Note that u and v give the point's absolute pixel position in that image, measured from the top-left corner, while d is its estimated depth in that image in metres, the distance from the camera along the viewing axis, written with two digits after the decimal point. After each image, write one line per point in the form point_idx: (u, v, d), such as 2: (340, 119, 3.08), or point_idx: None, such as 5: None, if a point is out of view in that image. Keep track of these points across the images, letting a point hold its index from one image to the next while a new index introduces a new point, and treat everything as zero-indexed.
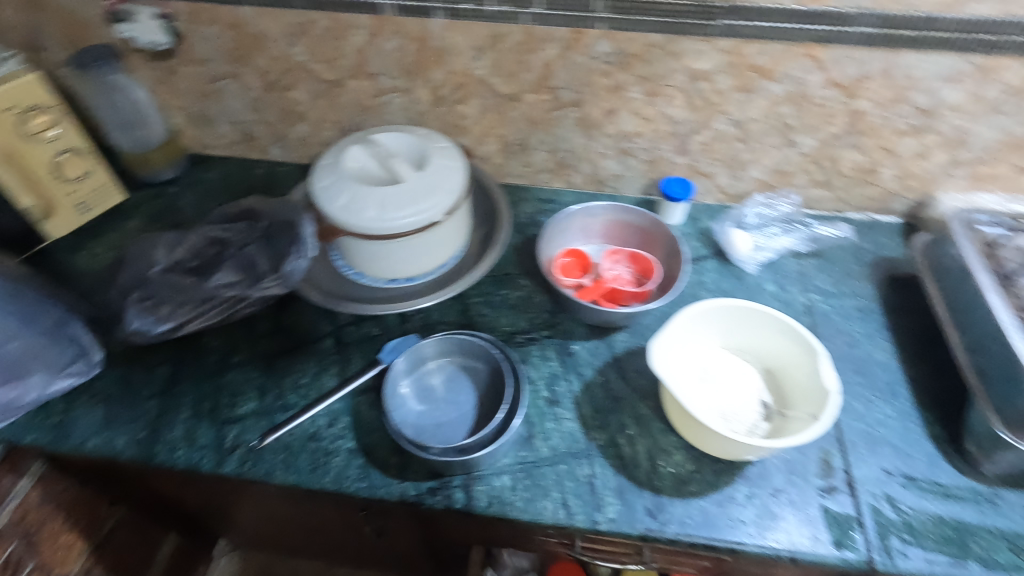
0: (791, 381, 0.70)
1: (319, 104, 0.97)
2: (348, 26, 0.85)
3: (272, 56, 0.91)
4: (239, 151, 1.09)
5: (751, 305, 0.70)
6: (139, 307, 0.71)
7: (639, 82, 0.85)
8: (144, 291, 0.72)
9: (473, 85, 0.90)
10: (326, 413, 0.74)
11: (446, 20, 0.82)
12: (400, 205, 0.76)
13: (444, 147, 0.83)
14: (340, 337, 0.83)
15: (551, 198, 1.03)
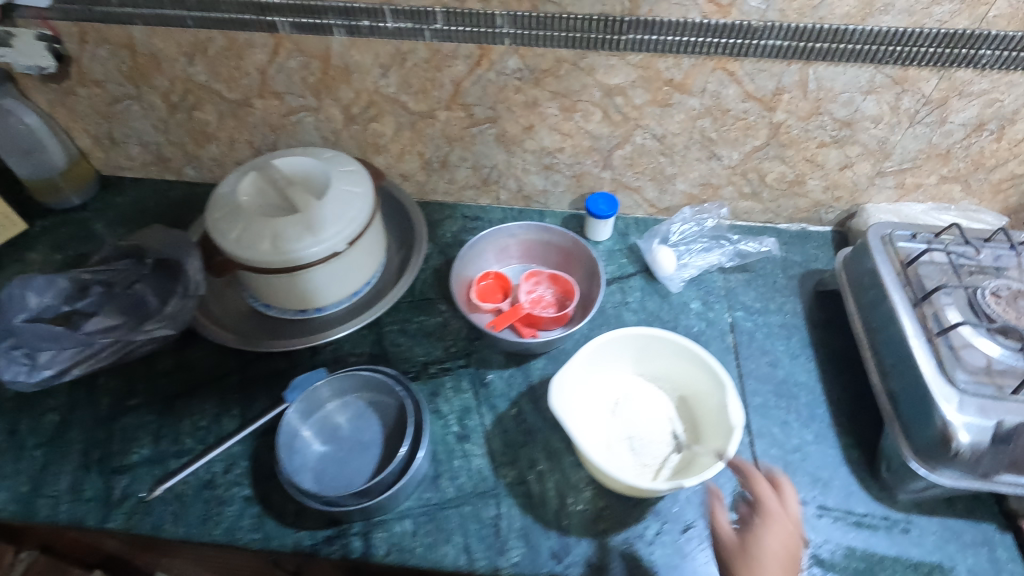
0: (704, 409, 0.68)
1: (229, 124, 0.93)
2: (245, 45, 0.81)
3: (171, 77, 0.87)
4: (153, 173, 1.05)
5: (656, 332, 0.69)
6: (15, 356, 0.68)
7: (553, 97, 0.82)
8: (15, 339, 0.68)
9: (384, 103, 0.86)
10: (224, 458, 0.71)
11: (347, 37, 0.78)
12: (295, 236, 0.72)
13: (348, 170, 0.79)
14: (245, 373, 0.79)
15: (477, 215, 1.00)
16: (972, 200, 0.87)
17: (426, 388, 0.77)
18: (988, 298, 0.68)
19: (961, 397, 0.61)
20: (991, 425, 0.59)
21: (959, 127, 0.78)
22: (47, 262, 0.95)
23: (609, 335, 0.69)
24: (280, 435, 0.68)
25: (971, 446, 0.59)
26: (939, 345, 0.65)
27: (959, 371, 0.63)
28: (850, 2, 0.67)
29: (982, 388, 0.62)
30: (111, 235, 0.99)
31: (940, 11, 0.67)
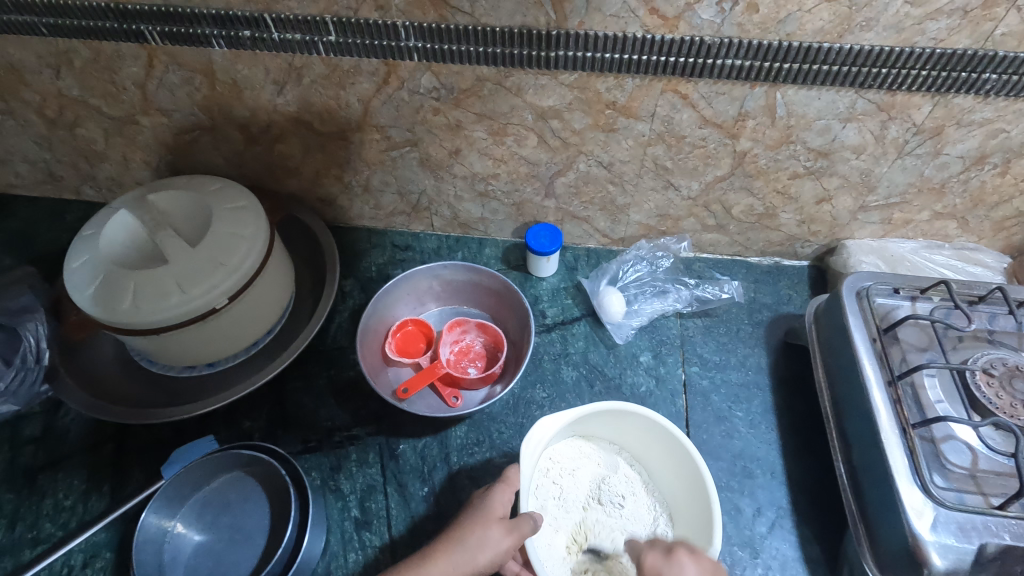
0: (685, 506, 0.64)
1: (118, 142, 0.80)
2: (114, 56, 0.68)
3: (41, 91, 0.74)
4: (48, 192, 0.92)
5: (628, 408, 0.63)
6: None
7: (478, 119, 0.69)
8: None
9: (287, 123, 0.73)
10: (86, 547, 0.62)
11: (229, 50, 0.65)
12: (161, 293, 0.61)
13: (235, 208, 0.67)
14: (122, 440, 0.69)
15: (408, 243, 0.87)
16: (969, 238, 0.76)
17: (327, 461, 0.68)
18: (978, 378, 0.58)
19: (936, 511, 0.51)
20: (971, 549, 0.49)
21: (956, 160, 0.66)
22: None
23: (577, 411, 0.63)
24: (139, 533, 0.59)
25: (947, 571, 0.49)
26: (914, 437, 0.55)
27: (937, 473, 0.54)
28: (824, 16, 0.54)
29: (965, 497, 0.53)
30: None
31: (936, 27, 0.54)
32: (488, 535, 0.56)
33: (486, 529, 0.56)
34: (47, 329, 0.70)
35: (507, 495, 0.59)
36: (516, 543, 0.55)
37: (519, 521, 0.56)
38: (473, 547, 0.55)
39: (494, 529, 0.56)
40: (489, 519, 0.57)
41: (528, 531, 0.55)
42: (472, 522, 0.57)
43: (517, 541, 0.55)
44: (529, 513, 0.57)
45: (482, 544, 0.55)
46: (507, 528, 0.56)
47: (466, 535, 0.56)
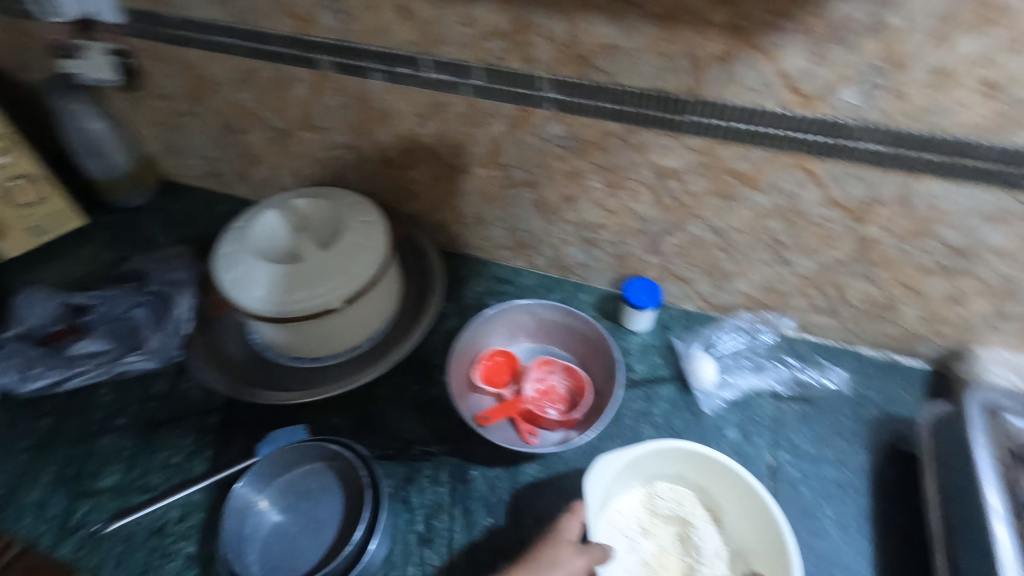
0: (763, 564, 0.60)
1: (275, 150, 0.91)
2: (290, 78, 0.78)
3: (224, 99, 0.86)
4: (208, 184, 1.05)
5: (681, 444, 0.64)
6: (9, 365, 0.75)
7: (597, 171, 0.72)
8: (15, 354, 0.75)
9: (421, 152, 0.80)
10: (183, 504, 0.69)
11: (385, 83, 0.73)
12: (291, 288, 0.68)
13: (364, 222, 0.73)
14: (229, 414, 0.76)
15: (508, 277, 0.91)
16: None
17: (401, 471, 0.70)
18: None
19: None
20: None
21: None
22: (93, 260, 0.98)
23: (643, 447, 0.63)
24: (229, 502, 0.65)
25: None
26: None
27: None
28: (980, 111, 0.52)
29: None
30: (158, 241, 1.01)
31: None
32: (559, 555, 0.55)
33: (556, 550, 0.56)
34: (194, 302, 0.81)
35: (575, 524, 0.58)
36: (588, 565, 0.55)
37: (591, 546, 0.57)
38: (546, 567, 0.55)
39: (564, 550, 0.56)
40: (558, 541, 0.57)
41: (600, 558, 0.56)
42: (542, 547, 0.57)
43: (588, 564, 0.55)
44: (599, 542, 0.58)
45: (554, 564, 0.55)
46: (579, 550, 0.56)
47: (538, 556, 0.56)
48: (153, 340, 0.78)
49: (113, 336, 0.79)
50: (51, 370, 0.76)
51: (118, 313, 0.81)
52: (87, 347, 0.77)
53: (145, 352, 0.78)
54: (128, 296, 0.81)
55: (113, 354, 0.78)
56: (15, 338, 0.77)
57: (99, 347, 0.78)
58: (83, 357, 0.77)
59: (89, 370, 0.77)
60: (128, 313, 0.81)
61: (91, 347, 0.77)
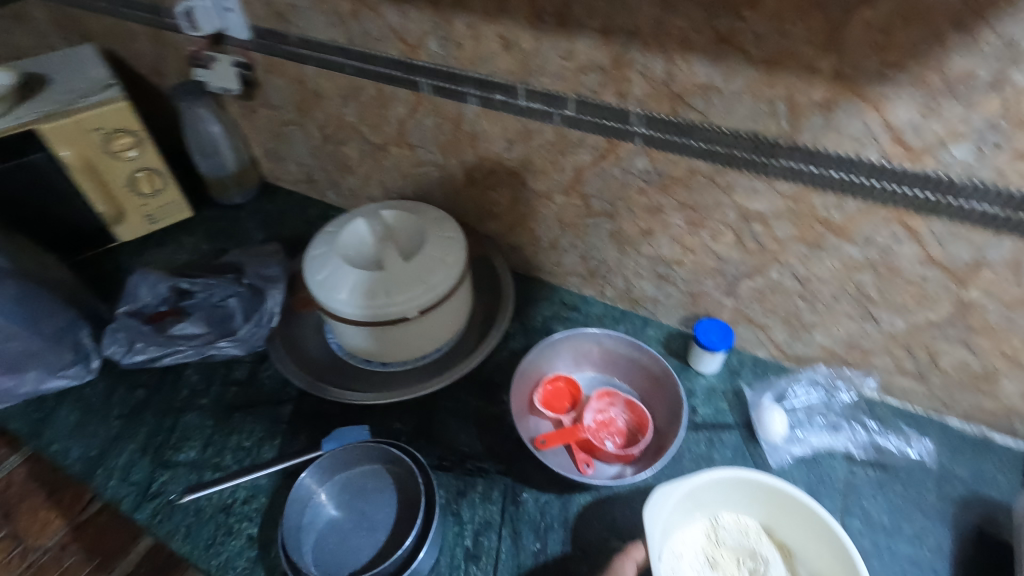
0: None
1: (367, 162, 0.97)
2: (391, 97, 0.84)
3: (328, 113, 0.93)
4: (302, 189, 1.13)
5: (745, 473, 0.62)
6: (117, 338, 0.81)
7: (679, 207, 0.72)
8: (123, 329, 0.82)
9: (505, 175, 0.83)
10: (250, 487, 0.72)
11: (479, 107, 0.76)
12: (371, 293, 0.71)
13: (445, 236, 0.76)
14: (299, 406, 0.80)
15: (576, 303, 0.91)
16: None
17: (455, 483, 0.71)
18: None
19: None
20: None
21: None
22: (194, 249, 1.06)
23: (706, 477, 0.61)
24: (295, 490, 0.67)
25: None
26: None
27: None
28: None
29: None
30: (252, 237, 1.09)
31: None
32: None
33: None
34: (282, 297, 0.84)
35: (627, 566, 0.58)
36: None
37: None
38: None
39: None
40: None
41: None
42: None
43: None
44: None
45: None
46: None
47: None
48: (243, 331, 0.82)
49: (208, 322, 0.85)
50: (152, 347, 0.82)
51: (215, 300, 0.87)
52: (184, 330, 0.83)
53: (235, 341, 0.82)
54: (226, 286, 0.87)
55: (207, 339, 0.83)
56: (124, 314, 0.83)
57: (195, 330, 0.84)
58: (181, 339, 0.83)
59: (184, 352, 0.82)
60: (223, 302, 0.86)
61: (187, 330, 0.83)
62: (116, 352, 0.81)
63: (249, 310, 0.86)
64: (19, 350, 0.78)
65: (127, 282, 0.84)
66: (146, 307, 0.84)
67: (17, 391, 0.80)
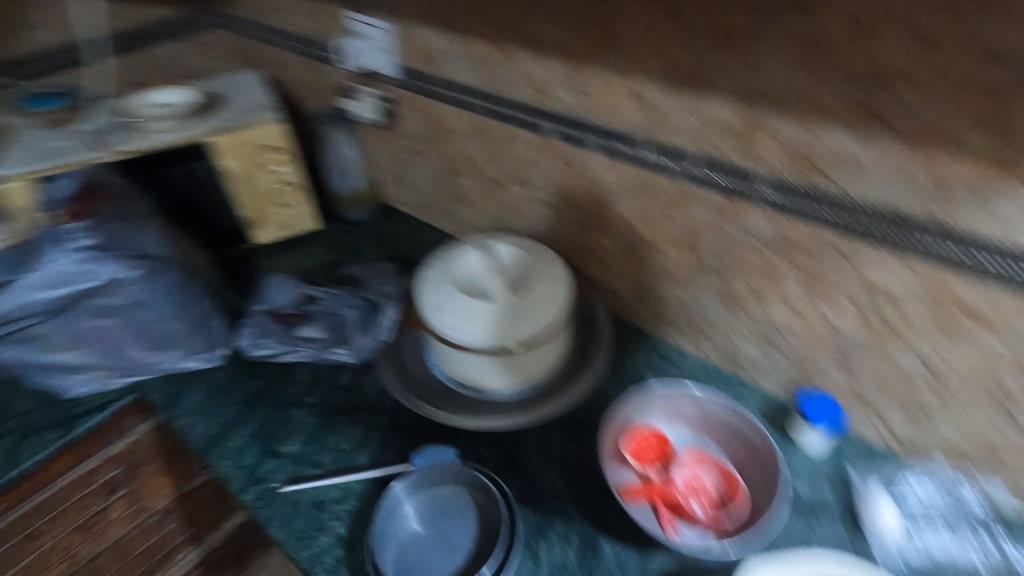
0: None
1: (483, 196, 1.02)
2: (516, 138, 0.89)
3: (454, 147, 1.00)
4: (417, 213, 1.21)
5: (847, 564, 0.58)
6: (251, 331, 0.94)
7: (798, 274, 0.70)
8: (257, 325, 0.95)
9: (616, 222, 0.85)
10: (343, 488, 0.77)
11: (601, 155, 0.79)
12: (478, 322, 0.75)
13: (554, 276, 0.79)
14: (395, 419, 0.85)
15: (671, 355, 0.90)
16: None
17: (534, 520, 0.72)
18: None
19: None
20: None
21: None
22: (316, 257, 1.16)
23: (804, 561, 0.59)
24: (387, 498, 0.71)
25: None
26: None
27: None
28: None
29: None
30: (367, 252, 1.17)
31: None
32: None
33: None
34: (392, 316, 0.96)
35: None
36: None
37: None
38: None
39: None
40: None
41: None
42: None
43: None
44: None
45: None
46: None
47: None
48: (357, 340, 0.93)
49: (326, 328, 0.96)
50: (277, 343, 0.94)
51: (335, 309, 0.98)
52: (306, 332, 0.95)
53: (349, 348, 0.92)
54: (344, 300, 0.99)
55: (323, 343, 0.93)
56: (260, 312, 0.97)
57: (315, 335, 0.95)
58: (301, 339, 0.94)
59: (303, 351, 0.93)
60: (340, 313, 0.98)
61: (309, 333, 0.95)
62: (248, 344, 0.94)
63: (361, 323, 0.97)
64: (166, 331, 0.88)
65: (266, 285, 1.01)
66: (278, 309, 0.98)
67: (159, 365, 0.91)
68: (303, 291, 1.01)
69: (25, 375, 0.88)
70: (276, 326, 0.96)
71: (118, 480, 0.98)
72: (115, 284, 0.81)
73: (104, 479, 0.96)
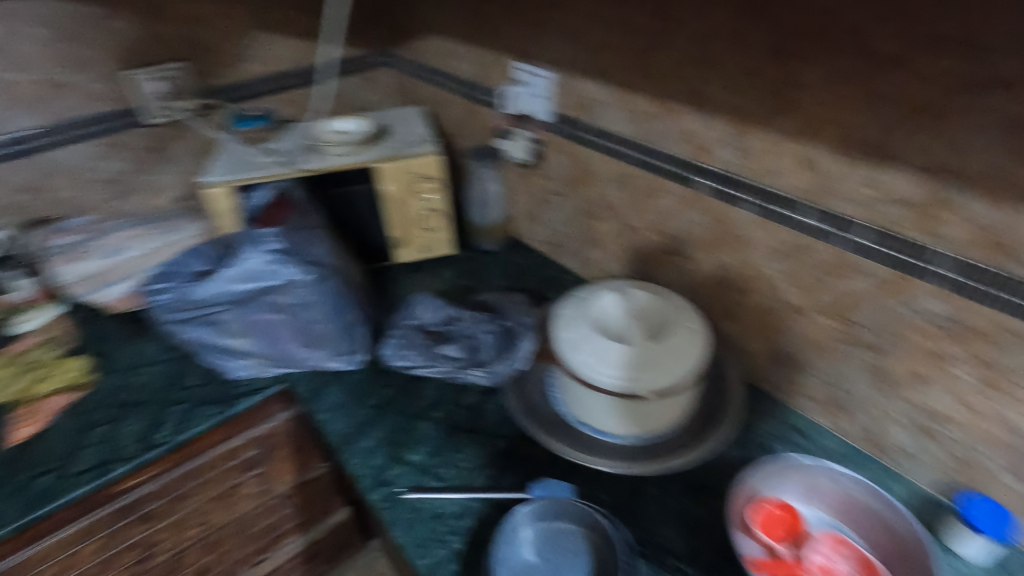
0: None
1: (617, 241, 1.05)
2: (664, 190, 0.91)
3: (596, 192, 1.04)
4: (546, 250, 1.26)
5: None
6: (395, 343, 1.03)
7: (973, 362, 0.65)
8: (402, 337, 1.04)
9: (760, 282, 0.83)
10: (462, 505, 0.80)
11: (754, 215, 0.79)
12: (613, 364, 0.76)
13: (691, 329, 0.79)
14: (515, 447, 0.87)
15: (805, 429, 0.86)
16: None
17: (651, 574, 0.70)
18: None
19: None
20: None
21: None
22: (448, 281, 1.24)
23: None
24: (508, 520, 0.73)
25: None
26: None
27: None
28: None
29: None
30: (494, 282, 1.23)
31: None
32: None
33: None
34: (529, 347, 1.00)
35: None
36: None
37: None
38: None
39: None
40: None
41: None
42: None
43: None
44: None
45: None
46: None
47: None
48: (493, 366, 0.97)
49: (463, 350, 1.01)
50: (417, 357, 1.00)
51: (473, 332, 1.04)
52: (445, 351, 1.01)
53: (484, 372, 0.97)
54: (482, 325, 1.04)
55: (460, 364, 0.99)
56: (405, 326, 1.06)
57: (453, 354, 1.00)
58: (440, 357, 1.01)
59: (439, 368, 0.99)
60: (478, 337, 1.03)
61: (447, 352, 1.01)
62: (390, 353, 1.02)
63: (498, 350, 1.01)
64: (321, 331, 0.97)
65: (410, 300, 1.10)
66: (422, 325, 1.06)
67: (307, 360, 1.00)
68: (445, 311, 1.08)
69: (201, 352, 1.01)
70: (418, 341, 1.03)
71: (258, 458, 1.06)
72: (292, 284, 0.91)
73: (247, 457, 1.04)
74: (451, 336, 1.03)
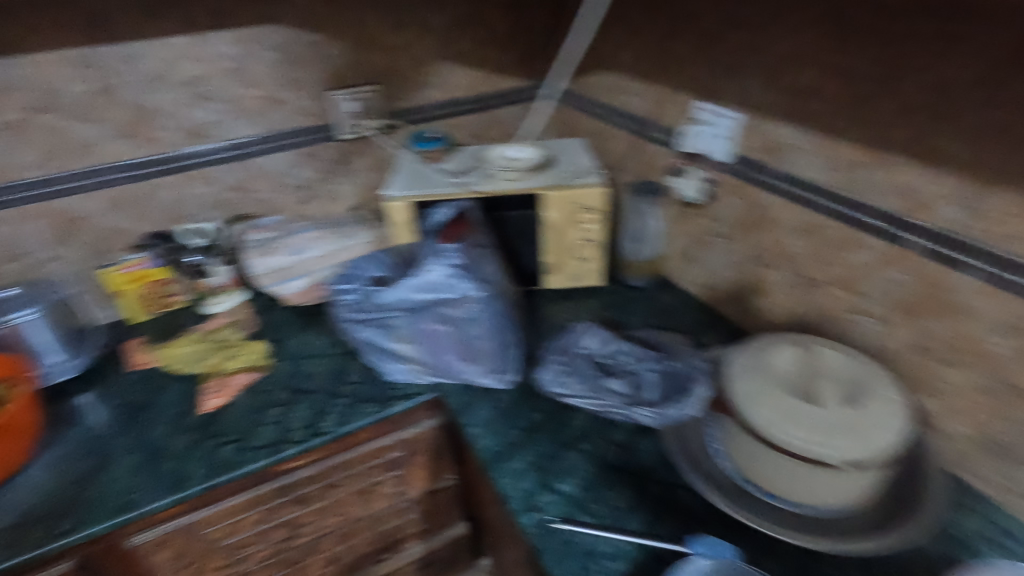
0: None
1: (789, 292, 0.99)
2: (859, 245, 0.85)
3: (772, 239, 0.99)
4: (697, 293, 1.22)
5: None
6: (556, 370, 1.05)
7: None
8: (563, 366, 1.06)
9: (974, 357, 0.75)
10: (614, 547, 0.77)
11: (979, 282, 0.72)
12: (799, 426, 0.70)
13: (890, 398, 0.72)
14: (669, 493, 0.84)
15: (1016, 533, 0.75)
16: None
17: None
18: None
19: None
20: None
21: None
22: (592, 311, 1.23)
23: None
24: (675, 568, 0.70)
25: None
26: None
27: None
28: None
29: None
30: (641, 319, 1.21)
31: None
32: None
33: None
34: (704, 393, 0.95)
35: None
36: None
37: None
38: None
39: None
40: None
41: None
42: None
43: None
44: None
45: None
46: None
47: None
48: (666, 407, 0.94)
49: (628, 386, 1.00)
50: (579, 387, 1.01)
51: (636, 370, 1.03)
52: (610, 385, 1.00)
53: (655, 411, 0.94)
54: (647, 364, 1.04)
55: (627, 400, 0.97)
56: (567, 355, 1.08)
57: (619, 390, 1.00)
58: (604, 390, 1.00)
59: (602, 401, 0.98)
60: (643, 375, 1.02)
61: (613, 387, 1.00)
62: (548, 380, 1.04)
63: (665, 392, 0.98)
64: (479, 347, 1.03)
65: (570, 331, 1.13)
66: (585, 356, 1.08)
67: (460, 374, 1.03)
68: (607, 346, 1.09)
69: (365, 352, 1.09)
70: (581, 371, 1.05)
71: (399, 461, 1.08)
72: (463, 299, 1.04)
73: (390, 458, 1.06)
74: (614, 371, 1.04)
